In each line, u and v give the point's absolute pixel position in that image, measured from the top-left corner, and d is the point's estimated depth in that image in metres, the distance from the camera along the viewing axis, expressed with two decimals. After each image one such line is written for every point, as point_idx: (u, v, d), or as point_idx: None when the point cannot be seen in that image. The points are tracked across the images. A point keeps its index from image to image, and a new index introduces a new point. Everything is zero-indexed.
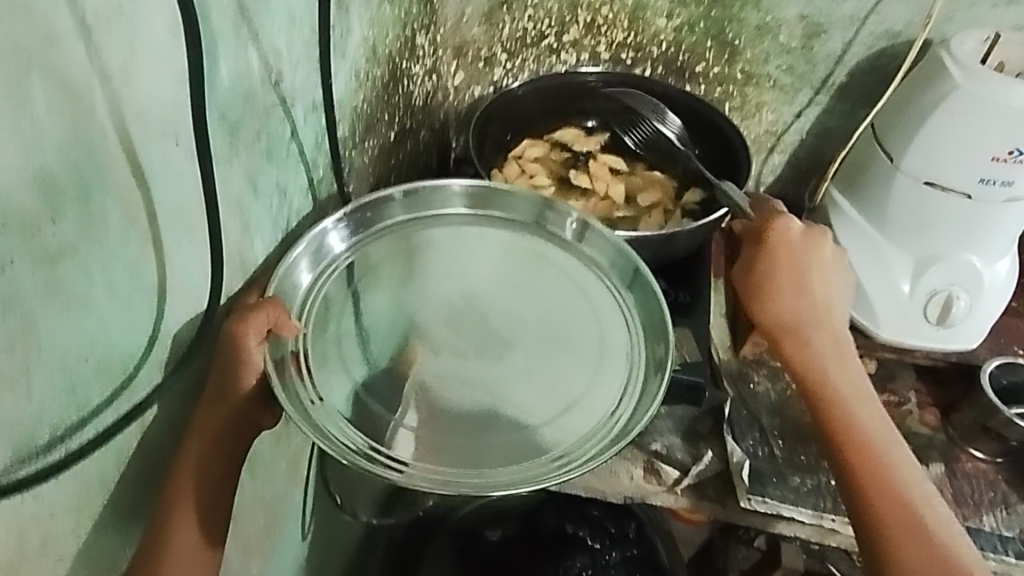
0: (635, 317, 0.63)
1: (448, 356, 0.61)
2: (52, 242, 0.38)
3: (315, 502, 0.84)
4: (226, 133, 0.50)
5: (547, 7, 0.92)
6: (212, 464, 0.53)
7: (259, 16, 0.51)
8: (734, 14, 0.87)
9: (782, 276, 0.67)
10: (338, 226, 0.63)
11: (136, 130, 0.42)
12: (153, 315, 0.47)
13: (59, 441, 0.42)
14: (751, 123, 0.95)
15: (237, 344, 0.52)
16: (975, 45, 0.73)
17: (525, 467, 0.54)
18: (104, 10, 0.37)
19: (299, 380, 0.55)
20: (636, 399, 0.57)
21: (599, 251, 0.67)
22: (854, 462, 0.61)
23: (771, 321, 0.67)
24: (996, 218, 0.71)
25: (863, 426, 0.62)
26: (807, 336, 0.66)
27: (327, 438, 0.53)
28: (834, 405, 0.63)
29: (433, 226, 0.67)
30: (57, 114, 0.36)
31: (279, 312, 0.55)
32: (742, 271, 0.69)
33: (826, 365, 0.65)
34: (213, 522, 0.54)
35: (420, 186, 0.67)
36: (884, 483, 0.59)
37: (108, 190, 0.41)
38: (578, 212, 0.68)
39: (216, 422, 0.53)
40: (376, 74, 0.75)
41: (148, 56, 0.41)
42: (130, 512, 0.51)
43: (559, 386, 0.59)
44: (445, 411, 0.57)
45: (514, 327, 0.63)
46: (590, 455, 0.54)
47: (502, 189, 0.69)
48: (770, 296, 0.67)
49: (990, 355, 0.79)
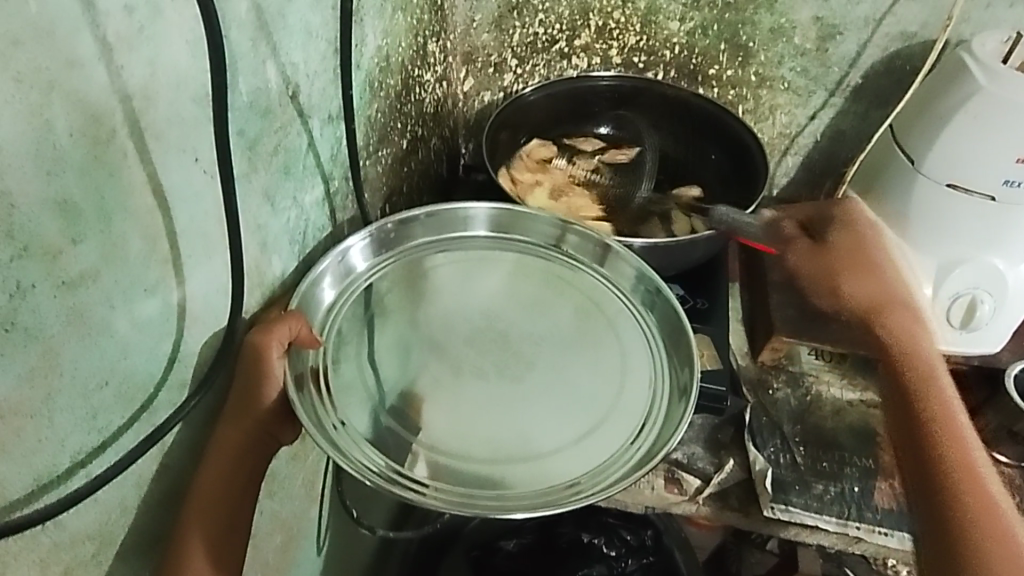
0: (656, 336, 0.61)
1: (469, 376, 0.58)
2: (74, 268, 0.36)
3: (330, 518, 0.82)
4: (246, 149, 0.49)
5: (558, 11, 0.91)
6: (232, 486, 0.51)
7: (278, 28, 0.50)
8: (747, 17, 0.86)
9: (851, 246, 0.71)
10: (361, 243, 0.63)
11: (157, 149, 0.40)
12: (175, 336, 0.45)
13: (80, 468, 0.40)
14: (764, 126, 0.95)
15: (261, 358, 0.51)
16: (995, 46, 0.72)
17: (549, 491, 0.51)
18: (129, 27, 0.36)
19: (320, 404, 0.54)
20: (659, 425, 0.55)
21: (618, 272, 0.66)
22: (938, 423, 0.59)
23: (851, 288, 0.69)
24: (1019, 220, 0.71)
25: (948, 394, 0.62)
26: (893, 307, 0.68)
27: (349, 459, 0.51)
28: (920, 370, 0.63)
29: (450, 248, 0.66)
30: (79, 135, 0.34)
31: (302, 325, 0.54)
32: (813, 246, 0.72)
33: (908, 335, 0.66)
34: (232, 545, 0.52)
35: (442, 209, 0.66)
36: (947, 436, 0.58)
37: (130, 211, 0.39)
38: (598, 233, 0.66)
39: (238, 440, 0.51)
40: (389, 84, 0.74)
41: (171, 72, 0.40)
42: (149, 538, 0.49)
43: (583, 405, 0.57)
44: (462, 431, 0.55)
45: (533, 345, 0.61)
46: (613, 481, 0.52)
47: (527, 213, 0.67)
48: (846, 266, 0.69)
49: (1013, 359, 0.78)
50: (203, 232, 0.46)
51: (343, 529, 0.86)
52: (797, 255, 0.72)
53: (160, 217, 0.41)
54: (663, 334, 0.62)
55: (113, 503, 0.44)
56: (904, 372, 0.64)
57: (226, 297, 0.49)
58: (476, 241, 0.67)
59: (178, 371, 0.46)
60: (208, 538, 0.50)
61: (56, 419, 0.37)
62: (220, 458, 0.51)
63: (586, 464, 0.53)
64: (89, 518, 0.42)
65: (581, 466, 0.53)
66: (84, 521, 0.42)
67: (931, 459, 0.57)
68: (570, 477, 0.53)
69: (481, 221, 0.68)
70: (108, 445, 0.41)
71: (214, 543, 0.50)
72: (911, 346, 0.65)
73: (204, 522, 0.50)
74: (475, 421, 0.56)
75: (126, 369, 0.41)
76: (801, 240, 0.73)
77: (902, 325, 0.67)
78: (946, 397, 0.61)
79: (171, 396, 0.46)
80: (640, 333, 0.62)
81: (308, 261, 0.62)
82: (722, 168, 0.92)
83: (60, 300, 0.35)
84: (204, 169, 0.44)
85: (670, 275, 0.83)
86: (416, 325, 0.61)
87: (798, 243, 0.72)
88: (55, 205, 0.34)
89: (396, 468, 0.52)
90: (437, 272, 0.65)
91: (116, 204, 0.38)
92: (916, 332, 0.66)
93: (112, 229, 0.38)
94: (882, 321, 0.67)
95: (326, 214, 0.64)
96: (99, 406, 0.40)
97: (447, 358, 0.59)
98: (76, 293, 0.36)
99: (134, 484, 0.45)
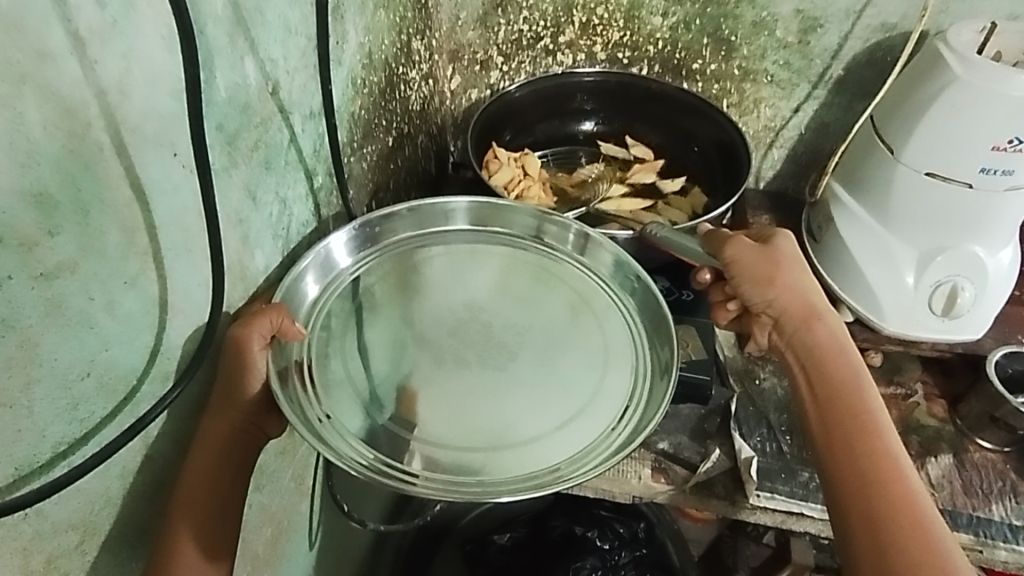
0: (638, 322, 0.62)
1: (452, 366, 0.59)
2: (50, 258, 0.36)
3: (320, 513, 0.82)
4: (225, 144, 0.49)
5: (542, 8, 0.92)
6: (219, 475, 0.52)
7: (255, 25, 0.51)
8: (729, 11, 0.87)
9: (758, 260, 0.62)
10: (346, 239, 0.64)
11: (134, 143, 0.41)
12: (156, 329, 0.46)
13: (61, 458, 0.40)
14: (749, 119, 0.95)
15: (243, 349, 0.52)
16: (971, 36, 0.73)
17: (523, 480, 0.51)
18: (101, 21, 0.37)
19: (304, 396, 0.54)
20: (642, 407, 0.56)
21: (597, 261, 0.67)
22: (864, 449, 0.56)
23: (777, 298, 0.62)
24: (999, 207, 0.71)
25: (874, 413, 0.58)
26: (821, 315, 0.62)
27: (337, 453, 0.51)
28: (845, 387, 0.59)
29: (437, 242, 0.67)
30: (52, 129, 0.35)
31: (285, 318, 0.54)
32: (751, 245, 0.63)
33: (834, 348, 0.60)
34: (219, 532, 0.53)
35: (424, 203, 0.67)
36: (862, 469, 0.55)
37: (107, 204, 0.40)
38: (579, 224, 0.67)
39: (224, 430, 0.52)
40: (373, 81, 0.74)
41: (146, 67, 0.40)
42: (137, 533, 0.50)
43: (563, 393, 0.57)
44: (452, 423, 0.55)
45: (515, 335, 0.61)
46: (594, 464, 0.52)
47: (503, 204, 0.68)
48: (776, 271, 0.62)
49: (996, 345, 0.79)
50: (183, 225, 0.46)
51: (334, 525, 0.87)
52: (733, 253, 0.63)
53: (138, 210, 0.42)
54: (645, 320, 0.62)
55: (96, 494, 0.44)
56: (828, 391, 0.59)
57: (207, 290, 0.50)
58: (459, 234, 0.68)
59: (160, 363, 0.47)
60: (196, 529, 0.51)
61: (36, 409, 0.38)
62: (206, 450, 0.51)
63: (563, 453, 0.53)
64: (72, 509, 0.43)
65: (554, 456, 0.53)
66: (67, 512, 0.42)
67: (857, 490, 0.54)
68: (551, 463, 0.53)
69: (463, 212, 0.68)
70: (89, 436, 0.42)
71: (202, 533, 0.51)
72: (835, 361, 0.60)
73: (192, 514, 0.50)
74: (454, 413, 0.56)
75: (107, 361, 0.42)
76: (738, 236, 0.64)
77: (829, 337, 0.61)
78: (869, 415, 0.57)
79: (153, 388, 0.47)
80: (622, 319, 0.62)
81: (292, 257, 0.63)
82: (707, 159, 0.94)
83: (37, 291, 0.36)
84: (182, 163, 0.45)
85: (655, 267, 0.83)
86: (403, 318, 0.62)
87: (735, 241, 0.63)
88: (30, 197, 0.34)
89: (385, 460, 0.52)
90: (422, 267, 0.65)
91: (92, 197, 0.38)
92: (842, 344, 0.61)
93: (89, 222, 0.39)
94: (808, 334, 0.61)
95: (310, 210, 0.65)
96: (79, 396, 0.40)
97: (430, 352, 0.60)
98: (53, 284, 0.37)
99: (117, 475, 0.46)
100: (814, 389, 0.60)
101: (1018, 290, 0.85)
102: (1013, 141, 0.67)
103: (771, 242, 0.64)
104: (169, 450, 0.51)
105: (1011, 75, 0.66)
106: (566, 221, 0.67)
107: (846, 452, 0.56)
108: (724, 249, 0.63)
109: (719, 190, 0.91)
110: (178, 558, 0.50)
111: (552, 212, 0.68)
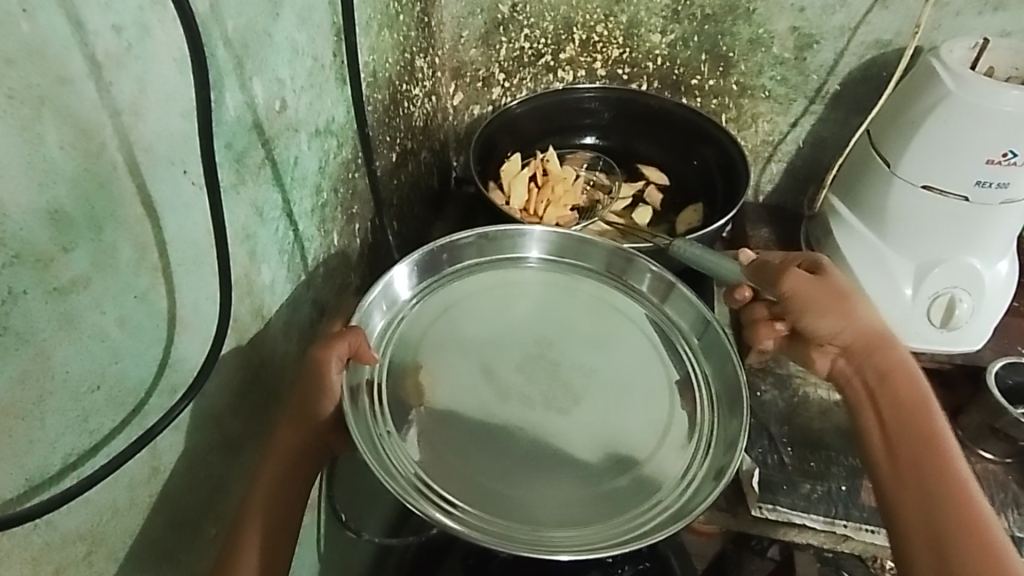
0: (706, 375, 0.63)
1: (517, 402, 0.60)
2: (65, 274, 0.37)
3: (320, 526, 0.82)
4: (233, 162, 0.51)
5: (543, 26, 0.94)
6: (285, 487, 0.57)
7: (262, 48, 0.52)
8: (726, 28, 0.88)
9: (824, 292, 0.66)
10: (406, 273, 0.65)
11: (146, 161, 0.42)
12: (164, 342, 0.46)
13: (71, 468, 0.41)
14: (747, 134, 0.96)
15: (322, 369, 0.56)
16: (963, 52, 0.74)
17: (593, 532, 0.53)
18: (117, 45, 0.38)
19: (371, 412, 0.57)
20: (703, 470, 0.57)
21: (678, 311, 0.67)
22: (931, 466, 0.59)
23: (845, 327, 0.66)
24: (996, 219, 0.72)
25: (941, 436, 0.60)
26: (890, 343, 0.66)
27: (389, 468, 0.54)
28: (913, 408, 0.62)
29: (503, 270, 0.69)
30: (68, 150, 0.36)
31: (361, 340, 0.58)
32: (807, 275, 0.66)
33: (904, 372, 0.64)
34: (279, 548, 0.55)
35: (493, 232, 0.69)
36: (918, 487, 0.58)
37: (119, 221, 0.41)
38: (658, 268, 0.68)
39: (294, 442, 0.57)
40: (377, 98, 0.76)
41: (159, 89, 0.42)
42: (185, 520, 0.54)
43: (635, 434, 0.59)
44: (502, 464, 0.57)
45: (584, 376, 0.62)
46: (649, 526, 0.53)
47: (581, 237, 0.69)
48: (841, 304, 0.66)
49: (996, 356, 0.79)
50: (192, 241, 0.47)
51: (335, 538, 0.86)
52: (793, 285, 0.65)
53: (149, 226, 0.43)
54: (711, 364, 0.63)
55: (105, 505, 0.45)
56: (896, 414, 0.62)
57: (215, 304, 0.51)
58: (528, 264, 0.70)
59: (169, 376, 0.48)
60: (258, 530, 0.54)
61: (48, 421, 0.39)
62: (276, 455, 0.57)
63: (635, 499, 0.55)
64: (81, 520, 0.43)
65: (626, 503, 0.55)
66: (76, 522, 0.43)
67: (922, 502, 0.57)
68: (622, 514, 0.54)
69: (537, 241, 0.70)
70: (99, 447, 0.43)
71: (266, 541, 0.55)
72: (902, 382, 0.64)
73: (258, 518, 0.55)
74: (496, 451, 0.57)
75: (117, 374, 0.43)
76: (790, 267, 0.67)
77: (898, 362, 0.65)
78: (937, 437, 0.60)
79: (161, 401, 0.48)
80: (687, 368, 0.63)
81: (297, 271, 0.64)
82: (705, 174, 0.95)
83: (51, 305, 0.37)
84: (193, 180, 0.46)
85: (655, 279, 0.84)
86: (431, 336, 0.63)
87: (791, 272, 0.66)
88: (47, 215, 0.36)
89: (426, 480, 0.55)
90: (476, 296, 0.67)
91: (106, 214, 0.39)
92: (911, 369, 0.64)
93: (102, 238, 0.40)
94: (876, 360, 0.65)
95: (316, 224, 0.66)
96: (90, 409, 0.41)
97: (435, 363, 0.62)
98: (67, 299, 0.38)
99: (125, 487, 0.46)
100: (883, 413, 0.63)
101: (1016, 301, 0.85)
102: (1008, 155, 0.69)
103: (826, 272, 0.68)
104: (211, 440, 0.55)
105: (1003, 89, 0.67)
106: (644, 266, 0.68)
107: (913, 469, 0.59)
108: (783, 280, 0.66)
109: (716, 203, 0.92)
110: (238, 562, 0.53)
111: (631, 253, 0.69)
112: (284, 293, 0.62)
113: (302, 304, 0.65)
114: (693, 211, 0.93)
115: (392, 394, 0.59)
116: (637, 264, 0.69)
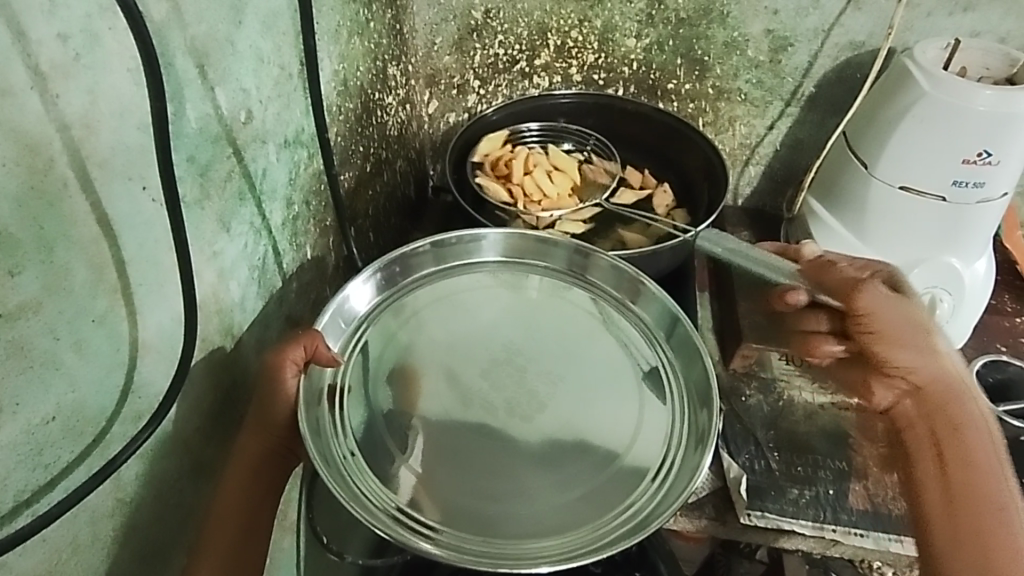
0: (676, 371, 0.61)
1: (481, 410, 0.59)
2: (13, 298, 0.35)
3: (299, 550, 0.79)
4: (196, 176, 0.48)
5: (516, 32, 0.92)
6: (249, 494, 0.55)
7: (222, 59, 0.50)
8: (701, 32, 0.88)
9: (893, 328, 0.62)
10: (362, 286, 0.63)
11: (99, 178, 0.40)
12: (126, 367, 0.44)
13: (25, 506, 0.38)
14: (724, 137, 0.96)
15: (277, 375, 0.55)
16: (936, 53, 0.74)
17: (569, 541, 0.52)
18: (64, 54, 0.36)
19: (333, 432, 0.56)
20: (669, 480, 0.55)
21: (644, 308, 0.66)
22: (987, 526, 0.56)
23: (918, 366, 0.62)
24: (972, 219, 0.73)
25: (1002, 496, 0.57)
26: (965, 394, 0.62)
27: (353, 492, 0.52)
28: (978, 467, 0.59)
29: (465, 275, 0.67)
30: (13, 169, 0.34)
31: (319, 342, 0.57)
32: (885, 295, 0.63)
33: (976, 429, 0.60)
34: (243, 564, 0.55)
35: (448, 239, 0.67)
36: (971, 537, 0.56)
37: (72, 241, 0.38)
38: (626, 266, 0.66)
39: (256, 447, 0.56)
40: (349, 107, 0.74)
41: (113, 101, 0.40)
42: (154, 553, 0.52)
43: (603, 436, 0.57)
44: (470, 489, 0.55)
45: (549, 382, 0.60)
46: (605, 539, 0.52)
47: (539, 236, 0.68)
48: (918, 338, 0.62)
49: (976, 354, 0.79)
50: (153, 258, 0.45)
51: (316, 560, 0.83)
52: (868, 304, 0.62)
53: (106, 246, 0.41)
54: (679, 357, 0.62)
55: (64, 542, 0.42)
56: (955, 464, 0.59)
57: (180, 326, 0.48)
58: (487, 268, 0.68)
59: (133, 402, 0.45)
60: (216, 549, 0.53)
61: None
62: (235, 467, 0.55)
63: (609, 505, 0.54)
64: (38, 559, 0.41)
65: (599, 508, 0.54)
66: (32, 562, 0.40)
67: (969, 561, 0.55)
68: (591, 525, 0.53)
69: (493, 244, 0.68)
70: (56, 481, 0.40)
71: (228, 553, 0.53)
72: (974, 437, 0.60)
73: (219, 531, 0.53)
74: (487, 484, 0.55)
75: (75, 403, 0.41)
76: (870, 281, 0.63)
77: (971, 417, 0.61)
78: (998, 497, 0.57)
79: (125, 429, 0.45)
80: (658, 366, 0.62)
81: (269, 289, 0.61)
82: (684, 177, 0.94)
83: None
84: (152, 197, 0.44)
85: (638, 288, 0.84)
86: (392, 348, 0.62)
87: (870, 287, 0.63)
88: None
89: (401, 506, 0.53)
90: (441, 306, 0.65)
91: (56, 234, 0.37)
92: (986, 428, 0.60)
93: (54, 258, 0.37)
94: (945, 408, 0.61)
95: (288, 238, 0.64)
96: (44, 442, 0.39)
97: (402, 376, 0.60)
98: (15, 326, 0.36)
99: (86, 522, 0.44)
100: (942, 458, 0.60)
101: (996, 299, 0.86)
102: (982, 154, 0.69)
103: (905, 299, 0.64)
104: (182, 467, 0.53)
105: (978, 88, 0.67)
106: (611, 260, 0.66)
107: (966, 523, 0.57)
108: (854, 293, 0.63)
109: (697, 203, 0.92)
110: None
111: (589, 249, 0.67)
112: (256, 309, 0.59)
113: (275, 321, 0.63)
114: (665, 194, 0.91)
115: (366, 408, 0.58)
116: (597, 260, 0.67)
